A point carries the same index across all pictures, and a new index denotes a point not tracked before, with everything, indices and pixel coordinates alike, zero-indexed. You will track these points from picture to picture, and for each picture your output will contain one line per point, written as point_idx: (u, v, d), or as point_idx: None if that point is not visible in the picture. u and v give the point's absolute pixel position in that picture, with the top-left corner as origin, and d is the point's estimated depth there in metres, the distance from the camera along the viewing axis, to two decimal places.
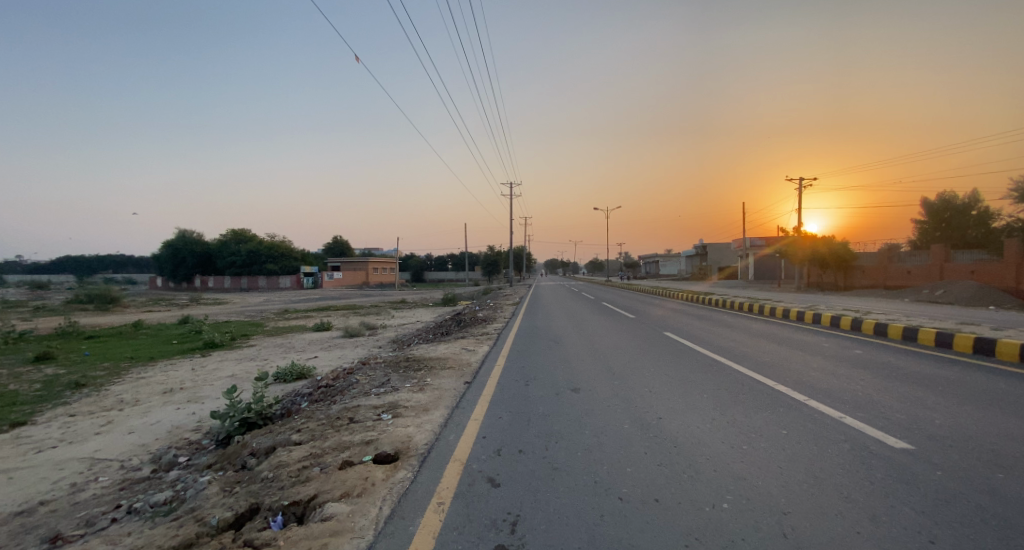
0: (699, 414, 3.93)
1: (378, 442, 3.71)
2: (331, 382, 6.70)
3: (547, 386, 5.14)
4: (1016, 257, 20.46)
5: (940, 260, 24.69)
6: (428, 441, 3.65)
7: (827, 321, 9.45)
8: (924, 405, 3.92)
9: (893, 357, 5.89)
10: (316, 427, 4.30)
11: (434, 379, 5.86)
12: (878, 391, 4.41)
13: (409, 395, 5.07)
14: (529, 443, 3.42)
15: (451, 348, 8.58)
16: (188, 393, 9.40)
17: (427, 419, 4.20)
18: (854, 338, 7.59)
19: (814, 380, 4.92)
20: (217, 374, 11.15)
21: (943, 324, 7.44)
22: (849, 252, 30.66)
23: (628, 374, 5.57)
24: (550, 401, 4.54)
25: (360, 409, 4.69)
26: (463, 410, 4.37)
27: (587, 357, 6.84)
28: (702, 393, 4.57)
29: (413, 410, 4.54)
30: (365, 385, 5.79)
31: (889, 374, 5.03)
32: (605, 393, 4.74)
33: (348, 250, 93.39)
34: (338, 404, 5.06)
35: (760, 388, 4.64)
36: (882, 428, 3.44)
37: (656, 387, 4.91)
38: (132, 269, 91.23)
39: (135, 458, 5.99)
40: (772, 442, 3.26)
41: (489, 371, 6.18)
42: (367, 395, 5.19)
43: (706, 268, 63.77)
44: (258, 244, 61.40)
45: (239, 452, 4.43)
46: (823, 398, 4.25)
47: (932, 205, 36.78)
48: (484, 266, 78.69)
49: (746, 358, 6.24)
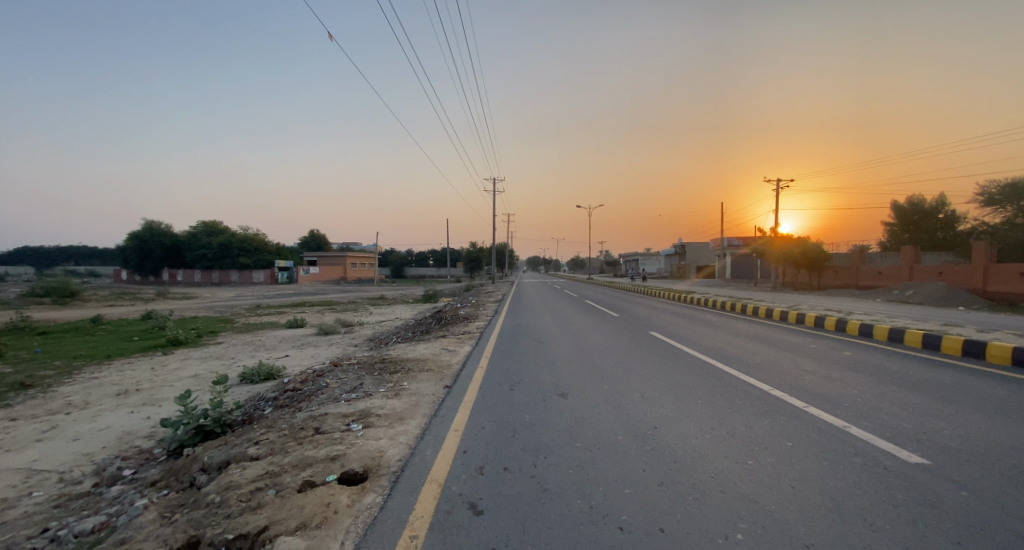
0: (696, 423, 3.68)
1: (346, 458, 3.30)
2: (300, 385, 6.21)
3: (533, 392, 4.81)
4: (983, 259, 21.27)
5: (910, 261, 25.53)
6: (402, 457, 3.26)
7: (811, 321, 9.44)
8: (927, 414, 3.77)
9: (884, 360, 5.80)
10: (277, 439, 3.84)
11: (411, 383, 5.45)
12: (877, 397, 4.26)
13: (382, 402, 4.65)
14: (516, 459, 3.09)
15: (431, 348, 8.16)
16: (145, 396, 8.69)
17: (402, 429, 3.83)
18: (840, 339, 7.56)
19: (810, 384, 4.76)
20: (179, 374, 10.37)
21: (927, 326, 7.46)
22: (824, 253, 31.50)
23: (618, 377, 5.30)
24: (538, 408, 4.22)
25: (328, 418, 4.26)
26: (441, 420, 3.99)
27: (574, 359, 6.54)
28: (697, 399, 4.33)
29: (387, 419, 4.13)
30: (335, 390, 5.32)
31: (884, 379, 4.91)
32: (596, 399, 4.45)
33: (326, 245, 91.06)
34: (304, 412, 4.59)
35: (756, 393, 4.44)
36: (891, 440, 3.25)
37: (647, 392, 4.64)
38: (95, 261, 86.93)
39: (76, 470, 5.37)
40: (779, 457, 3.02)
41: (471, 374, 5.80)
42: (336, 402, 4.74)
43: (686, 267, 64.76)
44: (231, 237, 59.18)
45: (187, 467, 3.92)
46: (821, 405, 4.07)
47: (901, 208, 38.16)
48: (466, 263, 77.97)
49: (737, 360, 6.06)
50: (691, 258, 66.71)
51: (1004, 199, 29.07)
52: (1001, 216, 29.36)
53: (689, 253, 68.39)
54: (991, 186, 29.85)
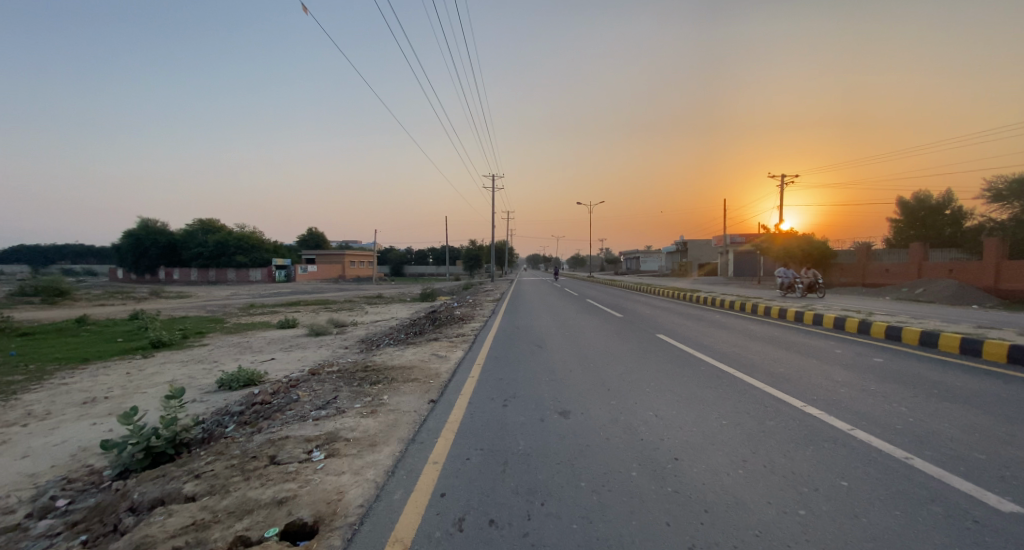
0: (725, 453, 3.05)
1: (295, 503, 2.65)
2: (269, 398, 5.57)
3: (529, 410, 4.16)
4: (995, 257, 20.64)
5: (918, 259, 24.91)
6: (365, 501, 2.63)
7: (829, 323, 8.82)
8: (997, 438, 3.14)
9: (923, 368, 5.16)
10: (220, 473, 3.20)
11: (392, 397, 4.82)
12: (928, 416, 3.64)
13: (355, 421, 4.04)
14: (506, 506, 2.46)
15: (420, 353, 7.54)
16: (112, 405, 8.02)
17: (372, 459, 3.21)
18: (865, 342, 6.95)
19: (848, 399, 4.14)
20: (154, 380, 9.72)
21: (962, 329, 6.83)
22: (828, 250, 30.93)
23: (627, 391, 4.69)
24: (534, 431, 3.58)
25: (288, 442, 3.63)
26: (419, 447, 3.35)
27: (576, 367, 5.94)
28: (721, 419, 3.72)
29: (356, 446, 3.49)
30: (305, 406, 4.69)
31: (931, 392, 4.28)
32: (601, 419, 3.82)
33: (325, 242, 90.61)
34: (263, 434, 3.97)
35: (788, 411, 3.83)
36: (970, 478, 2.61)
37: (662, 410, 4.02)
38: (95, 260, 86.77)
39: (12, 495, 4.70)
40: (837, 504, 2.38)
41: (460, 386, 5.15)
42: (302, 422, 4.13)
43: (687, 263, 63.57)
44: (227, 235, 58.55)
45: (114, 506, 3.27)
46: (868, 427, 3.44)
47: (907, 205, 37.59)
48: (467, 260, 77.25)
49: (757, 369, 5.43)
50: (693, 255, 66.29)
51: (1012, 195, 28.37)
52: (1009, 211, 28.71)
53: (690, 251, 67.84)
54: (998, 181, 29.13)
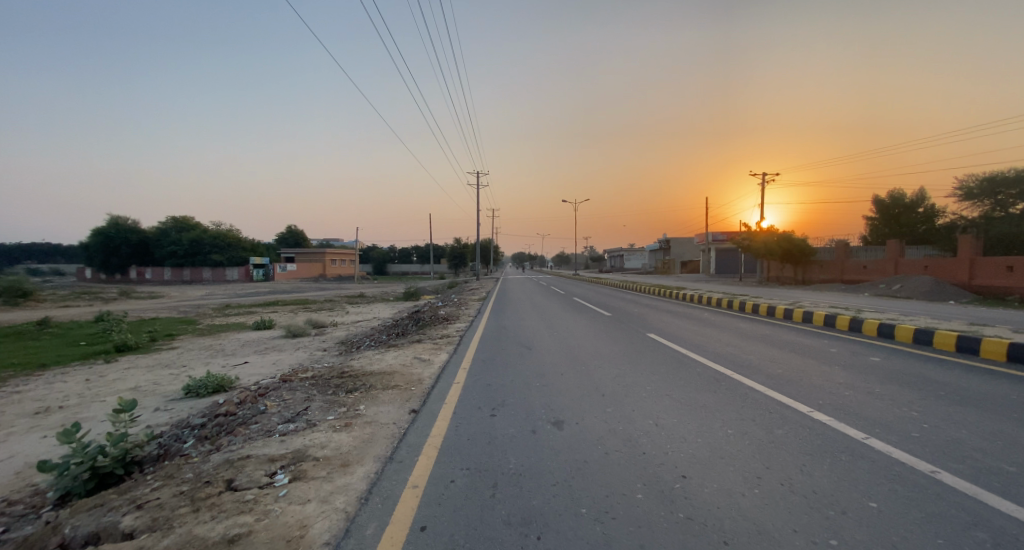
0: (737, 469, 2.77)
1: (249, 541, 2.25)
2: (234, 408, 5.08)
3: (520, 420, 3.83)
4: (970, 253, 21.24)
5: (895, 255, 25.51)
6: (333, 537, 2.26)
7: (820, 321, 8.74)
8: (1021, 447, 2.95)
9: (923, 369, 5.03)
10: (167, 502, 2.76)
11: (369, 407, 4.43)
12: (942, 422, 3.45)
13: (326, 437, 3.63)
14: (496, 542, 2.12)
15: (400, 357, 7.13)
16: (65, 415, 7.37)
17: (344, 483, 2.83)
18: (859, 341, 6.84)
19: (855, 404, 3.93)
20: (114, 387, 9.04)
21: (954, 326, 6.78)
22: (809, 247, 31.45)
23: (624, 397, 4.39)
24: (526, 446, 3.25)
25: (248, 463, 3.21)
26: (397, 468, 2.98)
27: (568, 370, 5.64)
28: (726, 427, 3.46)
29: (326, 466, 3.10)
30: (272, 418, 4.25)
31: (939, 395, 4.11)
32: (599, 430, 3.51)
33: (305, 241, 88.59)
34: (221, 453, 3.52)
35: (795, 418, 3.60)
36: (1003, 493, 2.39)
37: (662, 418, 3.74)
38: (62, 259, 83.14)
39: None
40: (870, 530, 2.12)
41: (443, 394, 4.77)
42: (266, 438, 3.70)
43: (670, 262, 64.19)
44: (202, 233, 56.51)
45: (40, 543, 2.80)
46: (884, 436, 3.22)
47: (882, 202, 38.66)
48: (452, 259, 76.54)
49: (755, 371, 5.23)
50: (676, 254, 67.08)
51: (982, 193, 29.30)
52: (979, 210, 29.65)
53: (673, 248, 68.63)
54: (969, 180, 30.07)
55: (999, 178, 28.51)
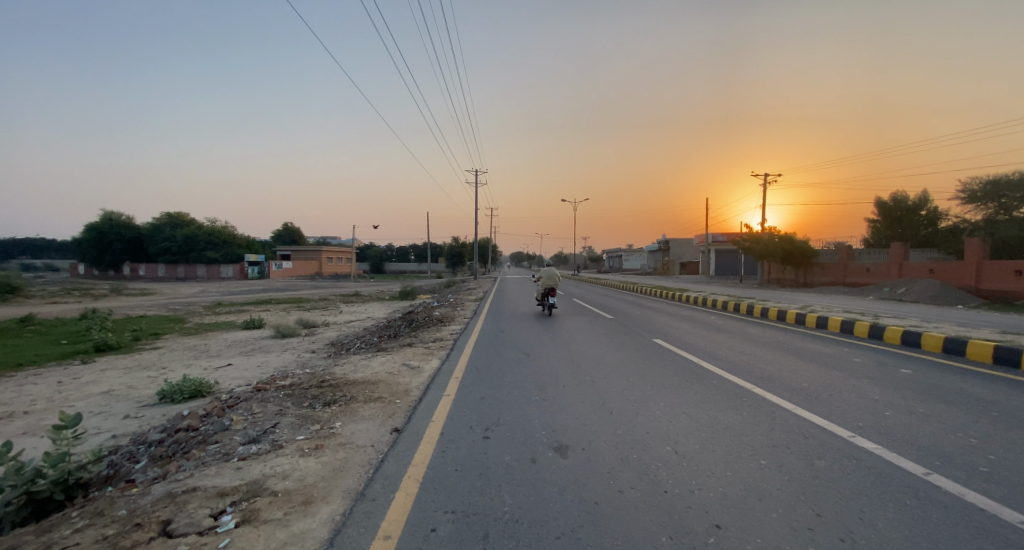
0: (785, 519, 2.24)
1: None
2: (198, 422, 4.54)
3: (517, 444, 3.33)
4: (976, 257, 20.85)
5: (899, 258, 25.11)
6: None
7: (835, 327, 8.28)
8: None
9: (962, 383, 4.56)
10: None
11: (347, 424, 3.91)
12: (1008, 450, 2.94)
13: (289, 464, 3.10)
14: None
15: (388, 363, 6.60)
16: (26, 421, 6.81)
17: (302, 530, 2.31)
18: (882, 349, 6.37)
19: (901, 428, 3.42)
20: (86, 390, 8.49)
21: (984, 335, 6.31)
22: (811, 249, 31.01)
23: (635, 416, 3.89)
24: (524, 480, 2.74)
25: (191, 500, 2.68)
26: (368, 510, 2.46)
27: (570, 381, 5.15)
28: (759, 458, 2.95)
29: (284, 504, 2.58)
30: (234, 438, 3.72)
31: (993, 417, 3.61)
32: (608, 459, 3.01)
33: (302, 239, 87.76)
34: (163, 484, 2.97)
35: (836, 445, 3.09)
36: None
37: (682, 444, 3.23)
38: (55, 255, 82.15)
39: None
40: None
41: (433, 409, 4.27)
42: (221, 465, 3.16)
43: (669, 263, 63.74)
44: (196, 230, 55.72)
45: None
46: (949, 470, 2.68)
47: (885, 205, 38.34)
48: (450, 258, 75.76)
49: (777, 383, 4.74)
50: (675, 255, 66.73)
51: (985, 196, 28.95)
52: (982, 213, 29.26)
53: (673, 249, 68.20)
54: (973, 183, 29.76)
55: (1003, 181, 28.15)
